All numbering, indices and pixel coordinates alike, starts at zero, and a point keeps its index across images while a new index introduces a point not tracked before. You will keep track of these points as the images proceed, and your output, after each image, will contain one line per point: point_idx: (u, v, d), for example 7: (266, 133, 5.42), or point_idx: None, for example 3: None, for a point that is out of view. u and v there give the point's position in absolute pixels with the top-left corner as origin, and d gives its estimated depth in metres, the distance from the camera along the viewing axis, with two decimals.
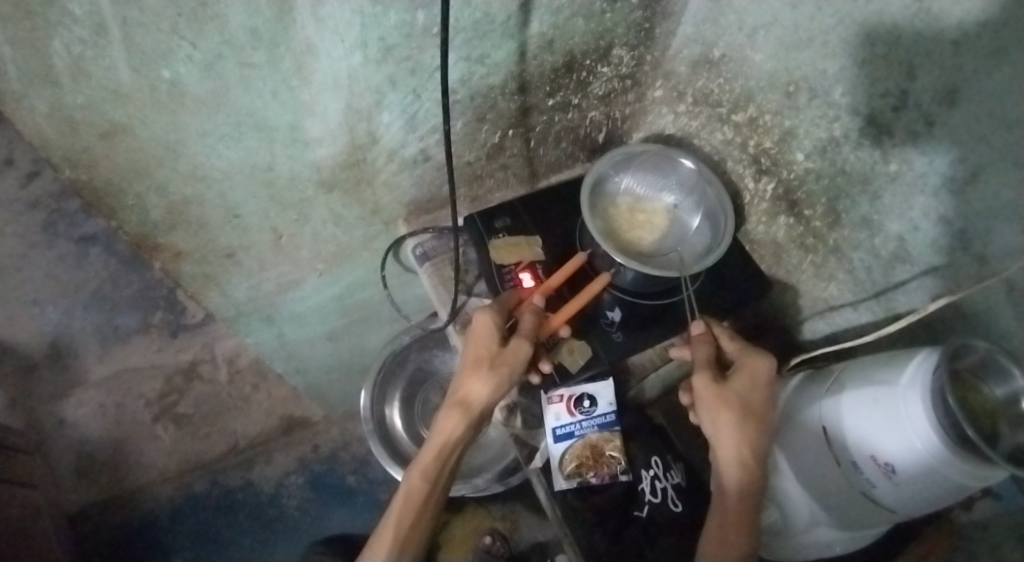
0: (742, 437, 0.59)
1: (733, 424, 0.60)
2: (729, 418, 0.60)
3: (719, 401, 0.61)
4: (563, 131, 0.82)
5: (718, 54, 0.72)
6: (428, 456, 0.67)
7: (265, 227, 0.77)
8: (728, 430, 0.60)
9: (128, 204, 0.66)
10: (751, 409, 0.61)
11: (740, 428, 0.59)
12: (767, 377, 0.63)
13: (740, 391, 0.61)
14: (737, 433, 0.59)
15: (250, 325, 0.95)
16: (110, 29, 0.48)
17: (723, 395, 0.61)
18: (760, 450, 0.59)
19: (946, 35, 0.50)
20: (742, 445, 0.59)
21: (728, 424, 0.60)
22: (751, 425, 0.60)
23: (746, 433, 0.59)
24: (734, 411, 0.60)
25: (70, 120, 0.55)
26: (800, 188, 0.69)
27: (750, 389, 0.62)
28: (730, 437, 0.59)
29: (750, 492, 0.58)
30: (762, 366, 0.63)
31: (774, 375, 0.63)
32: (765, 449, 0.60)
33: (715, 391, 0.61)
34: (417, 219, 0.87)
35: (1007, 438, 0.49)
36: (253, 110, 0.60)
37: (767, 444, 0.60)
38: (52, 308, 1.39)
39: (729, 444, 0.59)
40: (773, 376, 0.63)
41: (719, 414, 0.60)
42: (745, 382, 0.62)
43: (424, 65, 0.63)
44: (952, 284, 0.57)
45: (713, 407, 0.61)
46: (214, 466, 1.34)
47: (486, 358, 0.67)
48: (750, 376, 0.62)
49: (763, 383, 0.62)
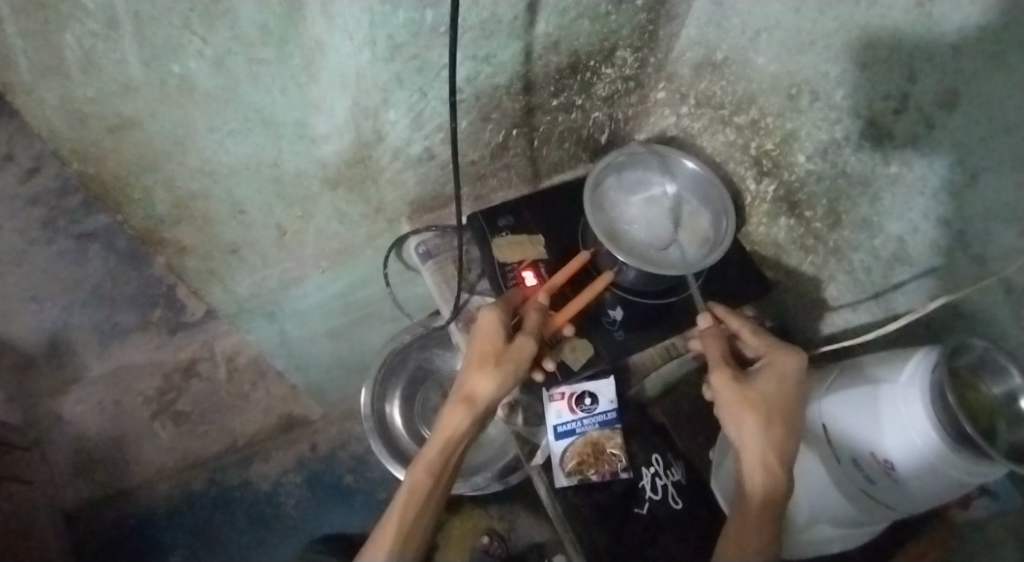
0: (766, 440, 0.58)
1: (757, 426, 0.58)
2: (753, 419, 0.59)
3: (742, 401, 0.60)
4: (567, 132, 0.83)
5: (722, 57, 0.73)
6: (432, 451, 0.67)
7: (270, 224, 0.78)
8: (751, 432, 0.59)
9: (135, 198, 0.66)
10: (777, 408, 0.59)
11: (764, 430, 0.58)
12: (796, 377, 0.61)
13: (764, 392, 0.60)
14: (760, 435, 0.58)
15: (252, 322, 0.95)
16: (121, 22, 0.48)
17: (745, 396, 0.60)
18: (787, 454, 0.58)
19: (945, 40, 0.51)
20: (766, 447, 0.58)
21: (751, 426, 0.59)
22: (777, 427, 0.58)
23: (771, 435, 0.58)
24: (758, 412, 0.59)
25: (79, 113, 0.55)
26: (801, 190, 0.69)
27: (777, 389, 0.60)
28: (753, 440, 0.58)
29: (773, 496, 0.56)
30: (791, 364, 0.61)
31: (806, 374, 0.61)
32: (793, 453, 0.58)
33: (737, 391, 0.60)
34: (420, 217, 0.88)
35: (1004, 435, 0.49)
36: (261, 106, 0.60)
37: (794, 448, 0.58)
38: (50, 305, 1.36)
39: (751, 446, 0.58)
40: (803, 375, 0.61)
41: (741, 415, 0.59)
42: (772, 382, 0.61)
43: (431, 63, 0.64)
44: (951, 285, 0.57)
45: (735, 408, 0.60)
46: (212, 464, 1.35)
47: (492, 354, 0.67)
48: (777, 375, 0.61)
49: (792, 381, 0.61)
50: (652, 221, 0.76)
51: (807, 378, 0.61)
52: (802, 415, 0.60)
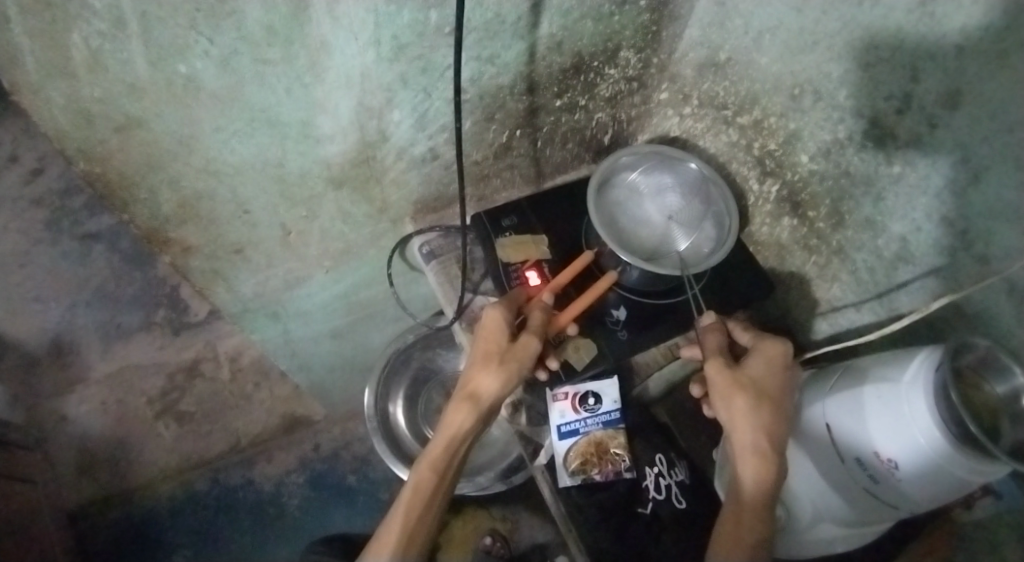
0: (759, 420, 0.59)
1: (749, 407, 0.59)
2: (743, 400, 0.59)
3: (734, 384, 0.61)
4: (570, 133, 0.83)
5: (725, 57, 0.73)
6: (437, 448, 0.68)
7: (275, 224, 0.78)
8: (744, 413, 0.59)
9: (140, 197, 0.66)
10: (766, 392, 0.60)
11: (754, 411, 0.59)
12: (783, 365, 0.63)
13: (754, 376, 0.62)
14: (753, 416, 0.59)
15: (256, 322, 0.95)
16: (128, 22, 0.49)
17: (736, 379, 0.61)
18: (777, 436, 0.58)
19: (948, 40, 0.51)
20: (759, 427, 0.58)
21: (743, 407, 0.59)
22: (766, 409, 0.60)
23: (763, 416, 0.59)
24: (749, 393, 0.60)
25: (86, 113, 0.55)
26: (804, 190, 0.70)
27: (765, 374, 0.62)
28: (746, 420, 0.59)
29: (766, 475, 0.57)
30: (776, 353, 0.63)
31: (790, 362, 0.64)
32: (782, 436, 0.59)
33: (728, 375, 0.61)
34: (423, 218, 0.88)
35: (1008, 434, 0.49)
36: (267, 106, 0.61)
37: (783, 431, 0.59)
38: (54, 305, 1.37)
39: (745, 426, 0.59)
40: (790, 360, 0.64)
41: (733, 396, 0.60)
42: (760, 368, 0.62)
43: (436, 63, 0.64)
44: (954, 285, 0.58)
45: (727, 391, 0.61)
46: (215, 464, 1.35)
47: (496, 353, 0.68)
48: (764, 362, 0.63)
49: (778, 368, 0.63)
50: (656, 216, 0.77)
51: (791, 367, 0.64)
52: (789, 401, 0.61)
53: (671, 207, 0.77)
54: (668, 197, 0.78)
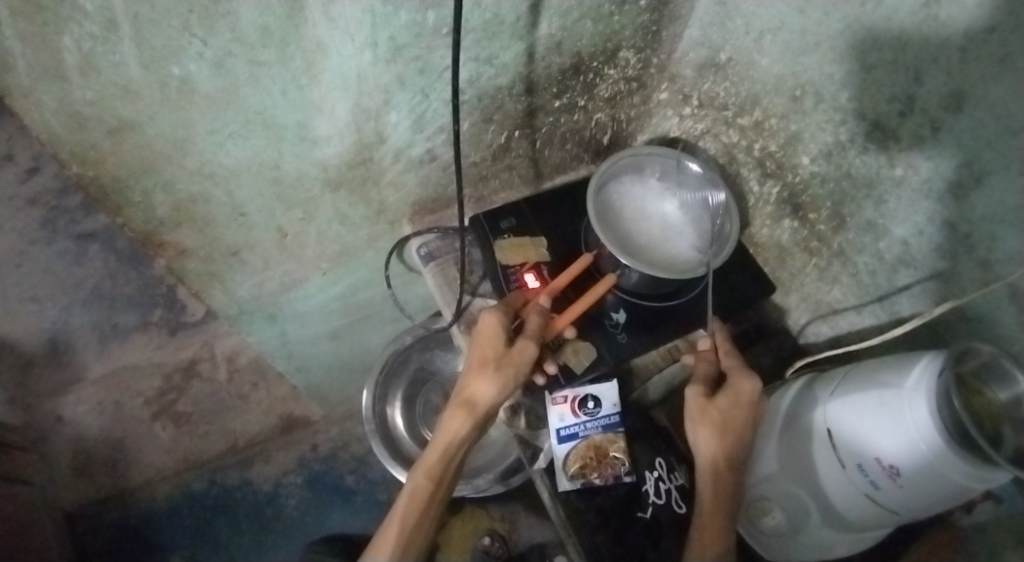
0: (719, 449, 0.62)
1: (711, 438, 0.62)
2: (706, 430, 0.63)
3: (701, 414, 0.64)
4: (568, 133, 0.82)
5: (725, 58, 0.73)
6: (432, 456, 0.67)
7: (271, 226, 0.77)
8: (705, 441, 0.63)
9: (134, 201, 0.66)
10: (732, 423, 0.63)
11: (716, 442, 0.62)
12: (753, 398, 0.64)
13: (722, 408, 0.63)
14: (712, 444, 0.62)
15: (252, 324, 0.95)
16: (120, 24, 0.48)
17: (705, 410, 0.64)
18: (736, 462, 0.62)
19: (952, 42, 0.51)
20: (716, 455, 0.62)
21: (706, 437, 0.63)
22: (730, 439, 0.62)
23: (722, 445, 0.62)
24: (714, 424, 0.63)
25: (79, 116, 0.55)
26: (805, 192, 0.69)
27: (733, 406, 0.63)
28: (706, 448, 0.62)
29: (723, 498, 0.61)
30: (746, 387, 0.64)
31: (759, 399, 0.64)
32: (741, 462, 0.62)
33: (699, 404, 0.64)
34: (422, 219, 0.87)
35: (1010, 440, 0.49)
36: (262, 108, 0.60)
37: (744, 458, 0.62)
38: (50, 305, 1.41)
39: (705, 454, 0.62)
40: (758, 397, 0.64)
41: (699, 427, 0.63)
42: (728, 400, 0.64)
43: (433, 64, 0.64)
44: (955, 291, 0.57)
45: (696, 420, 0.64)
46: (212, 466, 1.35)
47: (492, 358, 0.67)
48: (733, 395, 0.64)
49: (746, 401, 0.63)
50: (691, 197, 0.76)
51: (761, 403, 0.64)
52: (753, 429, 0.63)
53: (714, 204, 0.73)
54: (720, 193, 0.72)
